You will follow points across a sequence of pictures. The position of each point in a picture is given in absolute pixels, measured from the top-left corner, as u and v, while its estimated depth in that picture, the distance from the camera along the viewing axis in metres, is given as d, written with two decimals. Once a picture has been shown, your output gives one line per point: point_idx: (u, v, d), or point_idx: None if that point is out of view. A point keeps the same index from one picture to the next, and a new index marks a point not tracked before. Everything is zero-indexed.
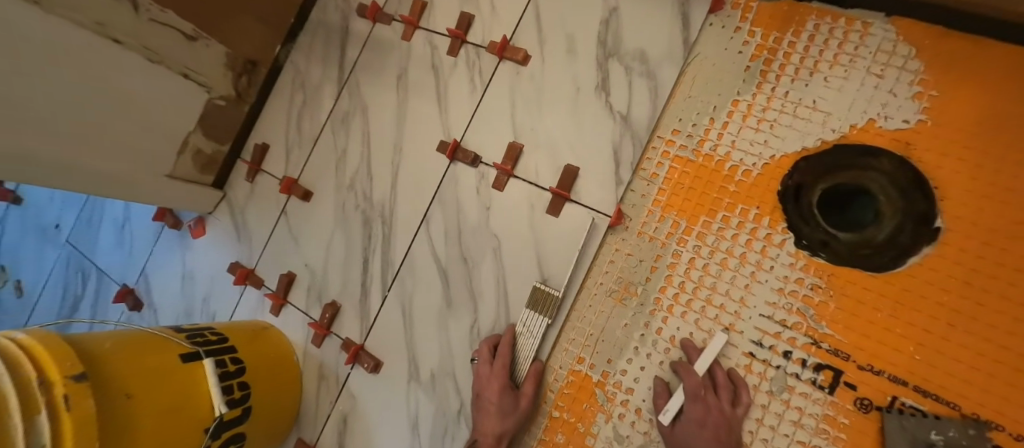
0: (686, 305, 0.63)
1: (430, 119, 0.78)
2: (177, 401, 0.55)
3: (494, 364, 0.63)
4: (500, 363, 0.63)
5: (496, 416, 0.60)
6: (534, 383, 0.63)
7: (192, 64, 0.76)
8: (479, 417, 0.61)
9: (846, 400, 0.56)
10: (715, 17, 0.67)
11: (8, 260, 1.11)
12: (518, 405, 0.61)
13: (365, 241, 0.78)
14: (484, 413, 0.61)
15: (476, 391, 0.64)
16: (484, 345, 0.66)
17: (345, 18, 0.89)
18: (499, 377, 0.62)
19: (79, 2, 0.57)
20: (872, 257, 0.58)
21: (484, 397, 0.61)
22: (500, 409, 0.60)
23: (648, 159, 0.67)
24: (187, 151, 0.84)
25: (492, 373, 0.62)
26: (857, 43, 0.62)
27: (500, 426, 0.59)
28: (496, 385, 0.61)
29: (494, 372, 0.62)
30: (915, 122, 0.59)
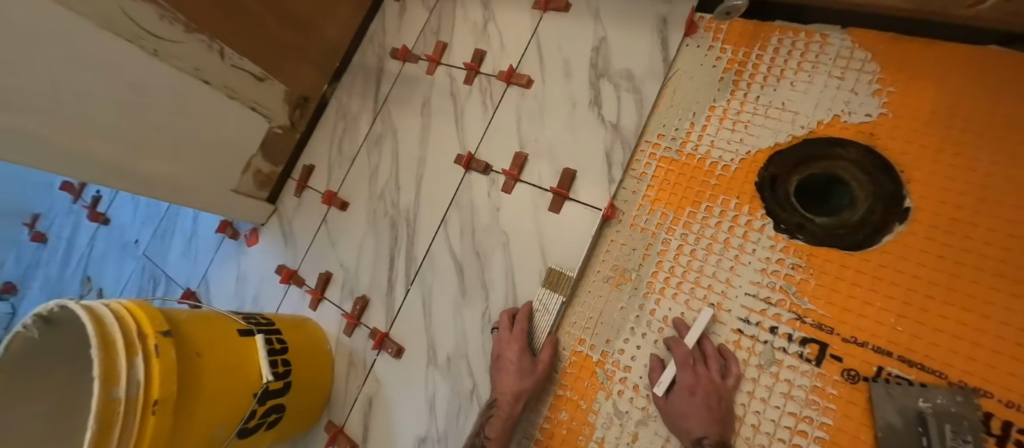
0: (676, 288, 0.68)
1: (450, 137, 0.92)
2: (234, 365, 0.67)
3: (514, 331, 0.71)
4: (519, 329, 0.70)
5: (516, 374, 0.66)
6: (551, 351, 0.69)
7: (260, 100, 0.97)
8: (499, 375, 0.67)
9: (833, 371, 0.57)
10: (691, 39, 0.78)
11: (90, 273, 1.29)
12: (536, 366, 0.67)
13: (392, 242, 0.90)
14: (504, 372, 0.67)
15: (497, 354, 0.70)
16: (505, 315, 0.74)
17: (380, 60, 1.07)
18: (518, 341, 0.69)
19: (184, 54, 0.81)
20: (847, 236, 0.62)
21: (505, 358, 0.68)
22: (520, 368, 0.66)
23: (637, 161, 0.76)
24: (250, 171, 1.02)
25: (512, 337, 0.70)
26: (818, 51, 0.70)
27: (520, 383, 0.65)
28: (516, 346, 0.68)
29: (515, 336, 0.69)
30: (877, 115, 0.64)
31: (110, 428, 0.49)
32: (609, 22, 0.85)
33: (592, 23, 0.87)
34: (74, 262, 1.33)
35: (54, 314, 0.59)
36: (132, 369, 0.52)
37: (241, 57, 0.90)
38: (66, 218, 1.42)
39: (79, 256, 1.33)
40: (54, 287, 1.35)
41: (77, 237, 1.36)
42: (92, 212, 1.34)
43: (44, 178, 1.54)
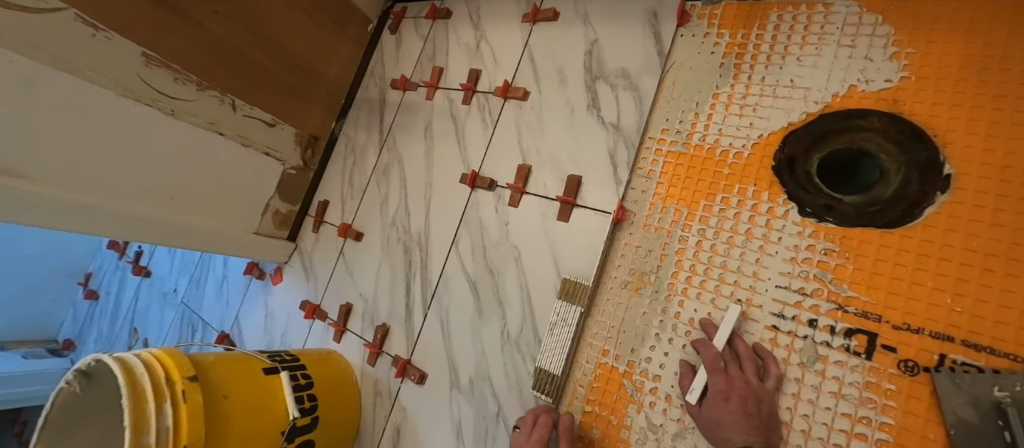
0: (700, 287, 0.64)
1: (454, 158, 0.93)
2: (261, 403, 0.67)
3: (532, 436, 0.61)
4: (537, 433, 0.61)
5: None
6: (569, 440, 0.60)
7: (273, 144, 1.01)
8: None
9: (886, 364, 0.51)
10: (684, 29, 0.76)
11: (135, 324, 1.36)
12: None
13: (407, 267, 0.90)
14: None
15: None
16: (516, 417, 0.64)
17: (382, 92, 1.10)
18: (537, 445, 0.59)
19: (199, 110, 0.86)
20: (882, 214, 0.56)
21: None
22: None
23: (643, 159, 0.74)
24: (269, 212, 1.05)
25: (526, 443, 0.60)
26: (823, 22, 0.66)
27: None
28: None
29: (534, 445, 0.59)
30: (898, 79, 0.59)
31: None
32: (598, 24, 0.85)
33: (582, 28, 0.86)
34: (121, 316, 1.42)
35: (92, 366, 0.62)
36: (161, 416, 0.53)
37: (252, 107, 0.95)
38: (113, 274, 1.53)
39: (125, 309, 1.41)
40: (106, 341, 1.44)
41: (124, 292, 1.45)
42: (135, 266, 1.43)
43: (95, 240, 1.67)
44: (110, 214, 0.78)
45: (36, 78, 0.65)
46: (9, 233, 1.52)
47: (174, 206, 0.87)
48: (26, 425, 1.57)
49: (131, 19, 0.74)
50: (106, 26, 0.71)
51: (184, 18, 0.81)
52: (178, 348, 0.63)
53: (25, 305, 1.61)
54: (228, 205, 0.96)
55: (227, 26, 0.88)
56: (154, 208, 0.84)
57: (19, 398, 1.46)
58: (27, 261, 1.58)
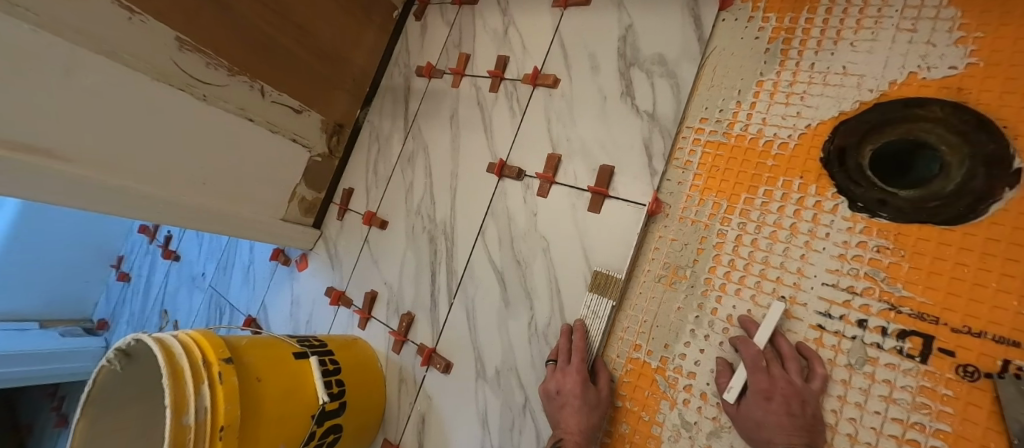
0: (739, 283, 0.62)
1: (481, 146, 0.91)
2: (291, 386, 0.68)
3: (572, 360, 0.65)
4: (577, 359, 0.64)
5: (570, 427, 0.59)
6: (607, 374, 0.65)
7: (300, 131, 1.01)
8: (561, 413, 0.61)
9: (943, 368, 0.48)
10: (726, 13, 0.72)
11: (165, 306, 1.39)
12: (601, 398, 0.62)
13: (431, 255, 0.89)
14: (566, 409, 0.61)
15: (553, 388, 0.63)
16: (563, 338, 0.68)
17: (407, 80, 1.09)
18: (578, 372, 0.63)
19: (229, 95, 0.86)
20: (942, 210, 0.52)
21: (566, 392, 0.62)
22: (586, 403, 0.60)
23: (680, 149, 0.71)
24: (295, 199, 1.05)
25: (569, 371, 0.63)
26: (880, 5, 0.61)
27: (589, 420, 0.59)
28: (576, 377, 0.62)
29: (573, 367, 0.63)
30: (965, 66, 0.53)
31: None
32: (634, 8, 0.82)
33: (615, 13, 0.83)
34: (152, 298, 1.45)
35: (132, 346, 0.63)
36: (199, 396, 0.54)
37: (280, 94, 0.95)
38: (143, 258, 1.56)
39: (156, 292, 1.45)
40: (137, 322, 1.48)
41: (154, 274, 1.49)
42: (165, 250, 1.46)
43: (126, 222, 1.72)
44: (141, 197, 0.79)
45: (73, 61, 0.65)
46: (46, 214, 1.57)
47: (205, 192, 0.88)
48: (63, 400, 1.62)
49: (164, 3, 0.74)
50: (141, 9, 0.71)
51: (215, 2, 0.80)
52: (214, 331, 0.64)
53: (60, 286, 1.66)
54: (255, 191, 0.97)
55: (257, 10, 0.87)
56: (184, 192, 0.85)
57: (58, 375, 1.52)
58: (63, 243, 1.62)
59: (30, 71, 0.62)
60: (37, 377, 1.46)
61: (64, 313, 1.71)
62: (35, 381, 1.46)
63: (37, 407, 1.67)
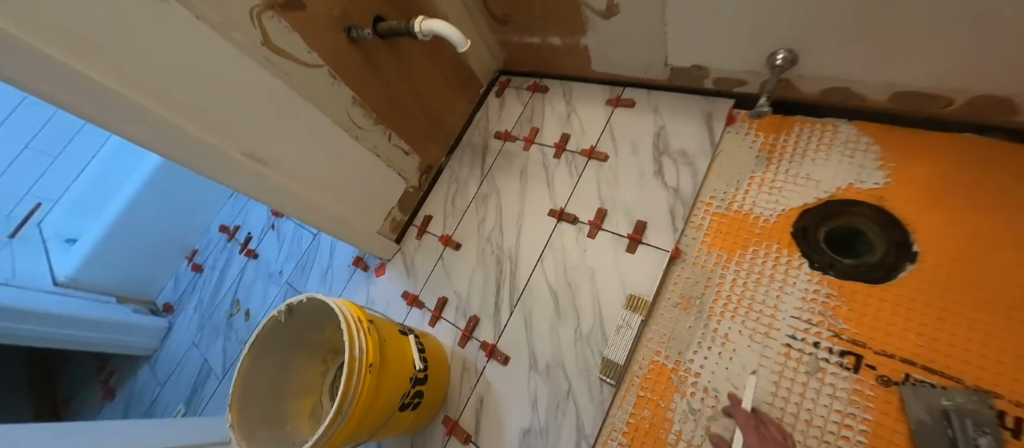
0: (733, 312, 0.87)
1: (544, 197, 1.19)
2: (401, 352, 0.91)
3: None
4: None
5: None
6: None
7: (405, 169, 1.28)
8: None
9: (869, 377, 0.73)
10: (730, 127, 1.04)
11: (238, 296, 1.61)
12: None
13: (497, 273, 1.14)
14: None
15: None
16: None
17: (486, 139, 1.39)
18: None
19: (371, 137, 1.14)
20: (870, 272, 0.81)
21: None
22: None
23: (694, 215, 0.99)
24: (389, 220, 1.29)
25: None
26: (831, 137, 0.93)
27: None
28: None
29: None
30: (883, 184, 0.85)
31: (350, 374, 0.76)
32: (665, 113, 1.13)
33: (652, 115, 1.15)
34: (225, 288, 1.67)
35: (294, 305, 0.86)
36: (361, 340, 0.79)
37: (400, 140, 1.23)
38: (219, 253, 1.80)
39: (230, 282, 1.67)
40: (205, 308, 1.68)
41: (229, 268, 1.72)
42: (246, 248, 1.71)
43: (220, 195, 1.93)
44: (303, 202, 1.02)
45: (293, 105, 0.93)
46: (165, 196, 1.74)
47: (340, 203, 1.12)
48: (112, 374, 1.75)
49: (354, 73, 1.04)
50: (340, 77, 1.01)
51: (377, 75, 1.10)
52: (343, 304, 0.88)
53: (145, 266, 1.79)
54: (369, 210, 1.21)
55: (400, 83, 1.17)
56: (331, 200, 1.09)
57: (135, 348, 1.67)
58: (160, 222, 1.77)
59: (266, 109, 0.89)
60: (117, 348, 1.61)
61: (139, 283, 1.81)
62: (120, 352, 1.61)
63: (78, 380, 1.77)
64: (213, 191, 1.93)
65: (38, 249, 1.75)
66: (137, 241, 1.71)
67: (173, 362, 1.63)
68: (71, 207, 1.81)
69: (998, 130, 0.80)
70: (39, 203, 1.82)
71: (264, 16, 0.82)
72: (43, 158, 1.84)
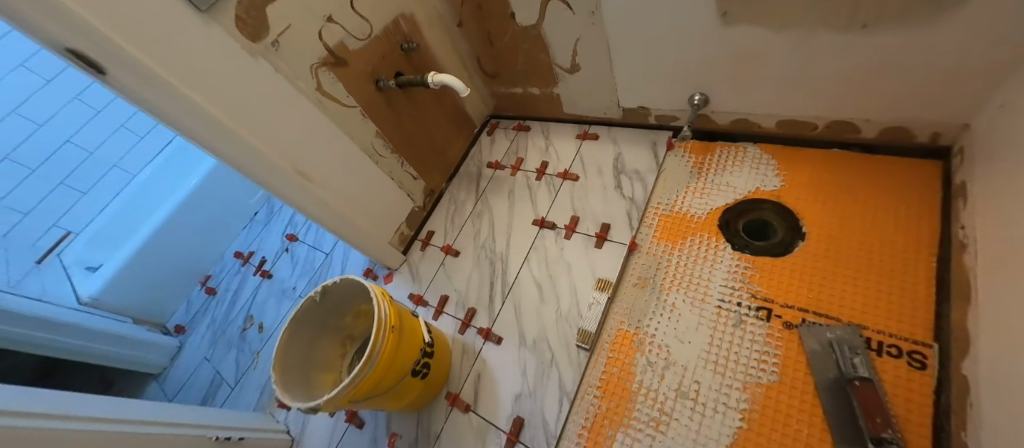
0: (678, 286, 1.10)
1: (528, 210, 1.45)
2: (414, 328, 1.10)
3: None
4: None
5: None
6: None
7: (413, 191, 1.54)
8: None
9: (777, 324, 0.97)
10: (671, 151, 1.35)
11: (252, 312, 1.76)
12: None
13: (491, 272, 1.37)
14: None
15: None
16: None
17: (479, 168, 1.67)
18: None
19: (387, 163, 1.40)
20: (775, 249, 1.07)
21: None
22: None
23: (647, 216, 1.25)
24: (398, 233, 1.52)
25: None
26: (743, 154, 1.24)
27: None
28: None
29: None
30: (780, 186, 1.14)
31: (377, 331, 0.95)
32: (622, 143, 1.44)
33: (612, 144, 1.45)
34: (239, 306, 1.82)
35: (327, 287, 1.06)
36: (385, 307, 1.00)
37: (410, 166, 1.49)
38: (233, 277, 1.97)
39: (244, 301, 1.83)
40: (218, 326, 1.81)
41: (243, 288, 1.88)
42: (261, 270, 1.89)
43: (238, 224, 2.14)
44: (335, 213, 1.26)
45: (332, 133, 1.20)
46: (187, 223, 1.94)
47: (362, 216, 1.36)
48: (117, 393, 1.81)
49: (379, 112, 1.33)
50: (369, 115, 1.30)
51: (396, 115, 1.39)
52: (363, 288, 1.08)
53: (157, 289, 1.91)
54: (384, 224, 1.45)
55: (413, 122, 1.45)
56: (355, 212, 1.33)
57: (151, 365, 1.78)
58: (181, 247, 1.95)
59: (312, 136, 1.15)
60: (136, 364, 1.73)
61: (152, 305, 1.92)
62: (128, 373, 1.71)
63: None
64: (231, 221, 2.13)
65: (60, 273, 1.89)
66: (158, 263, 1.88)
67: (184, 377, 1.74)
68: (96, 236, 1.98)
69: (855, 146, 1.11)
70: (67, 233, 1.99)
71: (320, 70, 1.13)
72: (76, 193, 2.03)
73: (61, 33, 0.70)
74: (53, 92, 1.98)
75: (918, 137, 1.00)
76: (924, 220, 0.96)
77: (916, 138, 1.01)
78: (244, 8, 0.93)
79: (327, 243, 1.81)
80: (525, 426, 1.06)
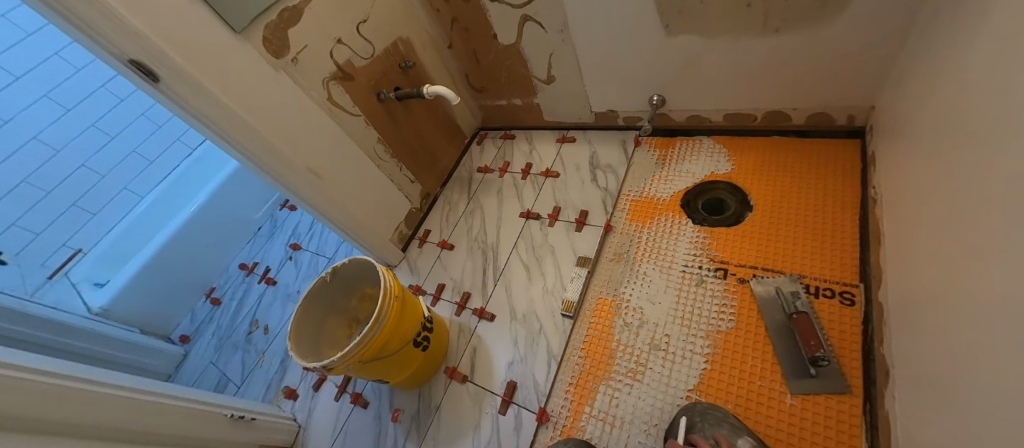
0: (648, 257, 1.25)
1: (516, 205, 1.61)
2: (416, 306, 1.21)
3: None
4: None
5: None
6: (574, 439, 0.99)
7: (411, 193, 1.69)
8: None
9: (732, 280, 1.12)
10: (638, 147, 1.53)
11: (257, 316, 1.85)
12: None
13: (484, 260, 1.50)
14: None
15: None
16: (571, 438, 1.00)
17: (470, 173, 1.84)
18: None
19: (388, 167, 1.56)
20: (729, 220, 1.23)
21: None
22: None
23: (620, 203, 1.42)
24: (398, 232, 1.66)
25: None
26: (698, 145, 1.42)
27: None
28: None
29: None
30: (730, 169, 1.32)
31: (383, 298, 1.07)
32: (596, 143, 1.63)
33: (587, 145, 1.64)
34: (245, 312, 1.91)
35: (337, 268, 1.19)
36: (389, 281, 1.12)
37: (407, 171, 1.66)
38: (238, 286, 2.06)
39: (249, 307, 1.92)
40: (224, 332, 1.89)
41: (248, 296, 1.98)
42: (265, 277, 2.00)
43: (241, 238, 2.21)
44: (342, 209, 1.40)
45: (340, 138, 1.37)
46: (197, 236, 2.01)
47: (365, 213, 1.50)
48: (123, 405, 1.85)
49: (380, 122, 1.50)
50: (372, 123, 1.47)
51: (395, 123, 1.56)
52: (370, 269, 1.21)
53: (166, 301, 1.96)
54: (385, 222, 1.59)
55: (410, 130, 1.63)
56: (359, 210, 1.47)
57: (159, 372, 1.85)
58: (189, 259, 2.01)
59: (323, 140, 1.32)
60: (145, 371, 1.80)
61: (159, 317, 1.95)
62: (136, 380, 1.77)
63: None
64: (236, 236, 2.20)
65: (70, 291, 1.77)
66: (167, 274, 1.94)
67: (190, 381, 1.80)
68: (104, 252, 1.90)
69: (790, 133, 1.30)
70: (77, 251, 1.89)
71: (331, 84, 1.30)
72: (86, 214, 1.94)
73: (122, 42, 0.84)
74: (80, 112, 1.96)
75: (837, 120, 1.20)
76: (847, 187, 1.14)
77: (836, 121, 1.21)
78: (270, 30, 1.11)
79: (329, 248, 1.95)
80: (518, 388, 1.17)
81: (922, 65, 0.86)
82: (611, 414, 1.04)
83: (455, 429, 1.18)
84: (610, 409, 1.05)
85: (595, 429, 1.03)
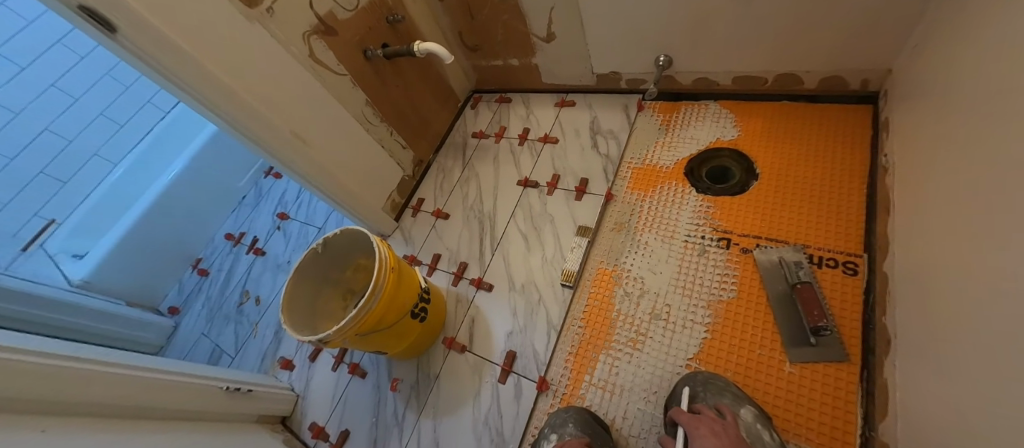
0: (650, 226, 1.23)
1: (513, 172, 1.56)
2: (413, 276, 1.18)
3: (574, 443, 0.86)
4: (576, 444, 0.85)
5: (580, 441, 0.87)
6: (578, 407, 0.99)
7: (403, 160, 1.62)
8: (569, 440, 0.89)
9: (735, 250, 1.10)
10: (641, 111, 1.47)
11: (248, 287, 1.82)
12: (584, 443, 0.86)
13: (480, 229, 1.46)
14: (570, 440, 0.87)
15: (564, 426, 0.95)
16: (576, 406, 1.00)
17: (465, 138, 1.76)
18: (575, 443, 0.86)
19: (378, 131, 1.48)
20: (733, 188, 1.20)
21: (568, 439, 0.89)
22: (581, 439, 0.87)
23: (622, 171, 1.37)
24: (390, 201, 1.60)
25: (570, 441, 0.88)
26: (704, 110, 1.37)
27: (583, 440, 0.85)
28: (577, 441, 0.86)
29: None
30: (736, 135, 1.28)
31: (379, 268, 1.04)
32: (597, 107, 1.56)
33: (587, 109, 1.57)
34: (234, 282, 1.87)
35: (328, 239, 1.14)
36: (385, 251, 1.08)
37: (399, 136, 1.57)
38: (226, 256, 2.00)
39: (238, 277, 1.88)
40: (215, 303, 1.85)
41: (237, 266, 1.93)
42: (253, 247, 1.94)
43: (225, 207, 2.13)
44: (331, 177, 1.33)
45: (325, 101, 1.28)
46: (179, 204, 1.92)
47: (356, 181, 1.43)
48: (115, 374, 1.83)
49: (368, 83, 1.40)
50: (359, 84, 1.38)
51: (384, 85, 1.46)
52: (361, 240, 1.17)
53: (151, 272, 1.90)
54: (376, 190, 1.53)
55: (400, 93, 1.54)
56: (349, 178, 1.40)
57: (151, 343, 1.82)
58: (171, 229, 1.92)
59: (307, 102, 1.23)
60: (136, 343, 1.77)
61: (145, 289, 1.90)
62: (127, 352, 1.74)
63: None
64: (219, 204, 2.12)
65: (47, 263, 1.69)
66: (150, 245, 1.86)
67: (183, 351, 1.79)
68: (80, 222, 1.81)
69: (801, 97, 1.25)
70: (50, 221, 1.78)
71: (312, 39, 1.20)
72: (55, 182, 1.82)
73: None
74: (37, 70, 1.80)
75: (850, 84, 1.15)
76: (856, 154, 1.11)
77: (849, 86, 1.16)
78: None
79: (319, 217, 1.88)
80: (517, 358, 1.17)
81: (951, 23, 0.81)
82: (611, 382, 1.04)
83: (455, 398, 1.19)
84: (610, 378, 1.05)
85: (595, 398, 1.04)
